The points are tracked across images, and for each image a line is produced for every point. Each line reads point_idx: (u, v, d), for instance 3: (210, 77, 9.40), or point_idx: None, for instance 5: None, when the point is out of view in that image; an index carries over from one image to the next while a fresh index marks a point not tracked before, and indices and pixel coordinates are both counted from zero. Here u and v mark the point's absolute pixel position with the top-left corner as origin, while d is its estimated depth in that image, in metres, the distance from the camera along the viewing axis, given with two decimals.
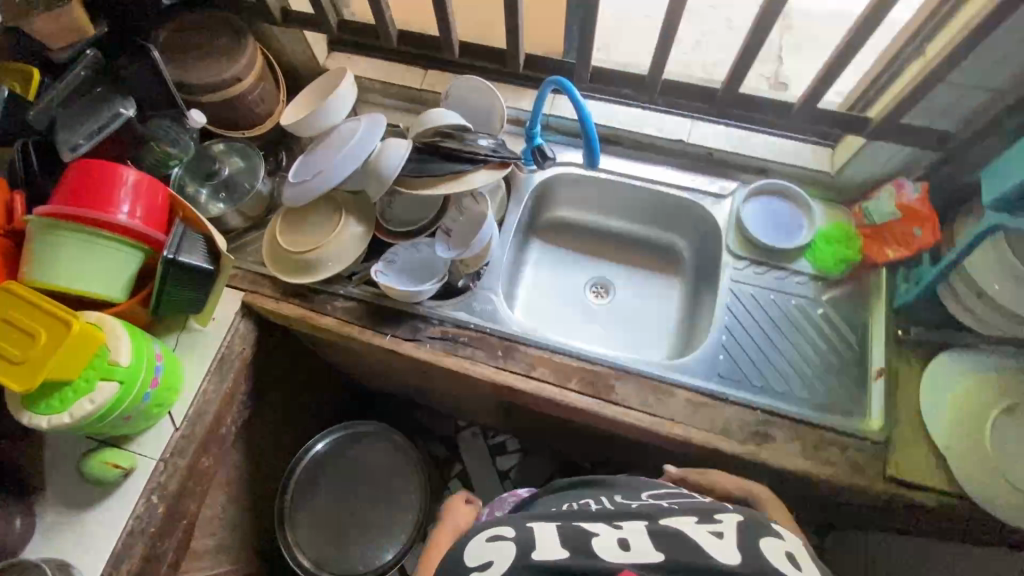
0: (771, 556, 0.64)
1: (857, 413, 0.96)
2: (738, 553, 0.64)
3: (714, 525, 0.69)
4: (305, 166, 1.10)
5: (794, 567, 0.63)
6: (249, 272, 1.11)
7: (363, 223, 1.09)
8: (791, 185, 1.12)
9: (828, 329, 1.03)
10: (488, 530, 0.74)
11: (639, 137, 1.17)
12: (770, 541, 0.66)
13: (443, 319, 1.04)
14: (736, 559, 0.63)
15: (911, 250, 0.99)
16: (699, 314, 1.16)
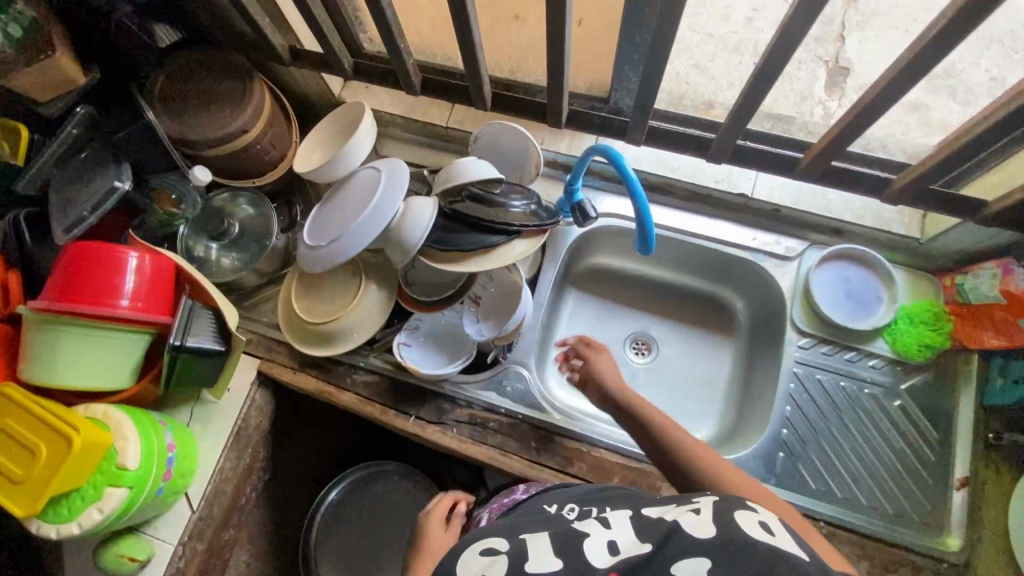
0: (750, 524, 0.51)
1: (934, 527, 0.86)
2: (714, 526, 0.51)
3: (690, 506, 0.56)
4: (321, 226, 1.00)
5: (769, 530, 0.50)
6: (264, 337, 1.03)
7: (385, 289, 0.99)
8: (871, 250, 0.98)
9: (904, 424, 0.92)
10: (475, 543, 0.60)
11: (695, 188, 1.04)
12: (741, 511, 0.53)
13: (471, 400, 0.95)
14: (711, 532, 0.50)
15: (1015, 343, 0.85)
16: (752, 388, 1.05)
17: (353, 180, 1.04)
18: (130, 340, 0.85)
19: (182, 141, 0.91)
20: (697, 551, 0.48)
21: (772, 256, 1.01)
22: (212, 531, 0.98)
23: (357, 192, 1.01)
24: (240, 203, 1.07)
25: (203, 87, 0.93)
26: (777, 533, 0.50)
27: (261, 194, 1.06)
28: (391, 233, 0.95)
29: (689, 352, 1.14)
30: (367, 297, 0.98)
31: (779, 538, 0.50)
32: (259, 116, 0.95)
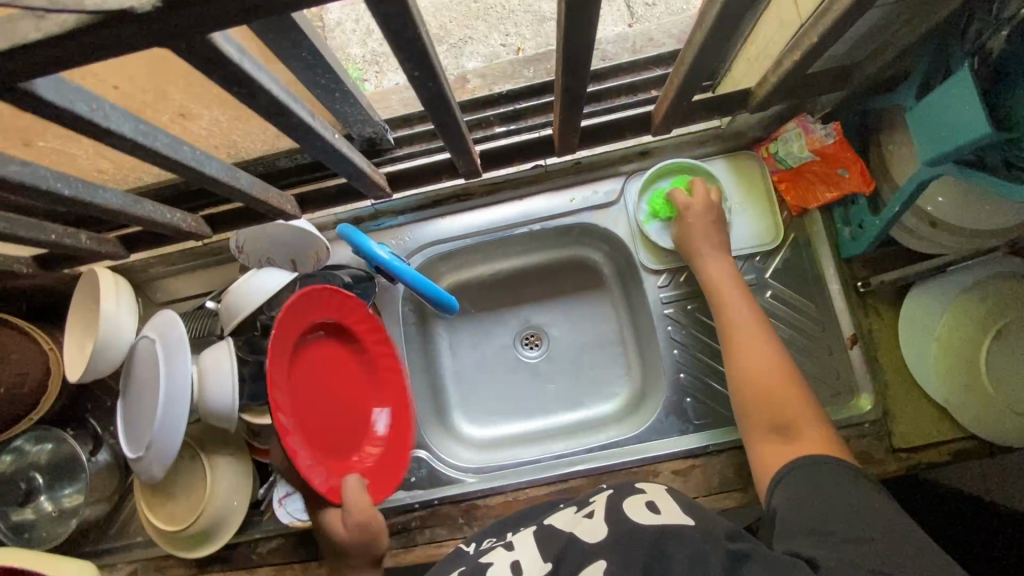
0: (637, 511, 0.61)
1: (845, 393, 0.86)
2: (605, 525, 0.60)
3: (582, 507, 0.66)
4: (132, 429, 0.87)
5: (655, 509, 0.61)
6: (148, 559, 0.92)
7: (235, 452, 0.88)
8: (685, 156, 0.91)
9: (784, 312, 0.89)
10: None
11: (490, 180, 0.93)
12: (633, 496, 0.65)
13: (382, 513, 0.88)
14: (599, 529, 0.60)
15: (842, 191, 0.82)
16: (644, 336, 1.00)
17: (135, 362, 0.88)
18: None
19: None
20: (593, 557, 0.57)
21: (597, 208, 0.93)
22: None
23: (144, 375, 0.86)
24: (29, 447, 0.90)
25: None
26: (658, 507, 0.61)
27: (48, 424, 0.90)
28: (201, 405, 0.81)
29: (577, 323, 1.07)
30: (220, 471, 0.87)
31: (665, 513, 0.60)
32: None
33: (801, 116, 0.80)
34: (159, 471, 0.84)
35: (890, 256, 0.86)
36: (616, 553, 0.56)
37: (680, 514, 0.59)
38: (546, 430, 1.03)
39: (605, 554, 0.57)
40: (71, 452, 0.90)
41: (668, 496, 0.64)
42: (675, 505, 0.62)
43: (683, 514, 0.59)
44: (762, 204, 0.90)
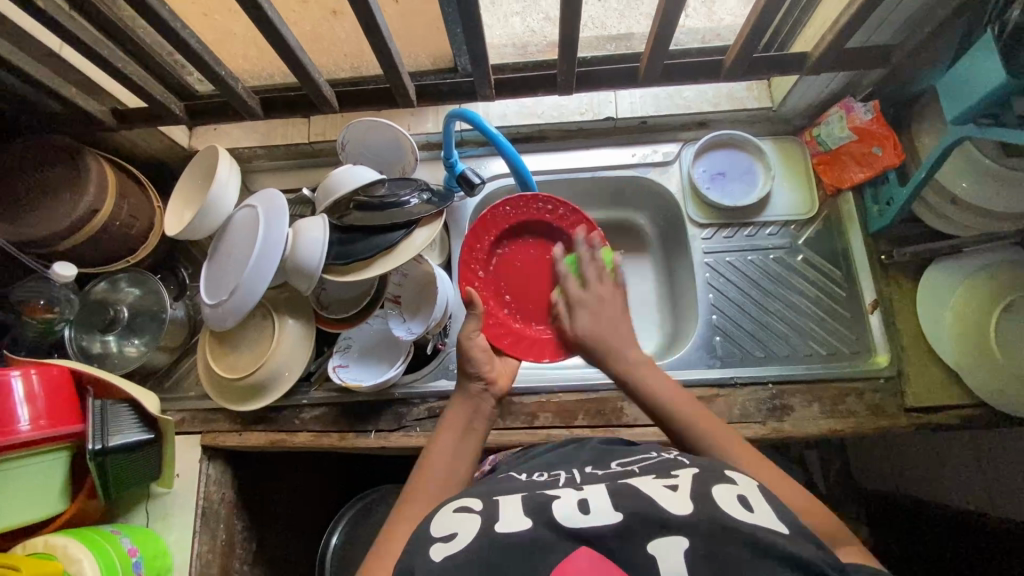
0: (727, 500, 0.51)
1: (862, 352, 0.94)
2: (691, 503, 0.50)
3: (666, 479, 0.55)
4: (214, 282, 0.95)
5: (749, 507, 0.50)
6: (197, 410, 0.99)
7: (302, 319, 0.96)
8: (737, 132, 1.05)
9: (811, 274, 0.99)
10: (456, 500, 0.58)
11: (563, 126, 1.06)
12: (722, 484, 0.54)
13: (424, 396, 0.95)
14: (688, 508, 0.50)
15: (875, 170, 0.93)
16: (679, 289, 1.09)
17: (231, 224, 0.98)
18: (45, 461, 0.79)
19: (34, 243, 0.85)
20: (674, 529, 0.48)
21: (654, 165, 1.05)
22: None
23: (239, 234, 0.96)
24: (122, 287, 1.00)
25: (36, 180, 0.87)
26: (754, 509, 0.50)
27: (142, 269, 1.00)
28: (289, 264, 0.90)
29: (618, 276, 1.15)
30: (285, 332, 0.95)
31: (759, 513, 0.50)
32: (107, 190, 0.89)
33: (846, 100, 0.94)
34: (232, 322, 0.92)
35: (914, 236, 0.96)
36: (702, 530, 0.47)
37: (775, 521, 0.49)
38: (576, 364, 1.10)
39: (687, 532, 0.48)
40: (155, 297, 0.99)
41: (762, 494, 0.53)
42: (771, 509, 0.51)
43: (778, 522, 0.49)
44: (800, 180, 1.02)
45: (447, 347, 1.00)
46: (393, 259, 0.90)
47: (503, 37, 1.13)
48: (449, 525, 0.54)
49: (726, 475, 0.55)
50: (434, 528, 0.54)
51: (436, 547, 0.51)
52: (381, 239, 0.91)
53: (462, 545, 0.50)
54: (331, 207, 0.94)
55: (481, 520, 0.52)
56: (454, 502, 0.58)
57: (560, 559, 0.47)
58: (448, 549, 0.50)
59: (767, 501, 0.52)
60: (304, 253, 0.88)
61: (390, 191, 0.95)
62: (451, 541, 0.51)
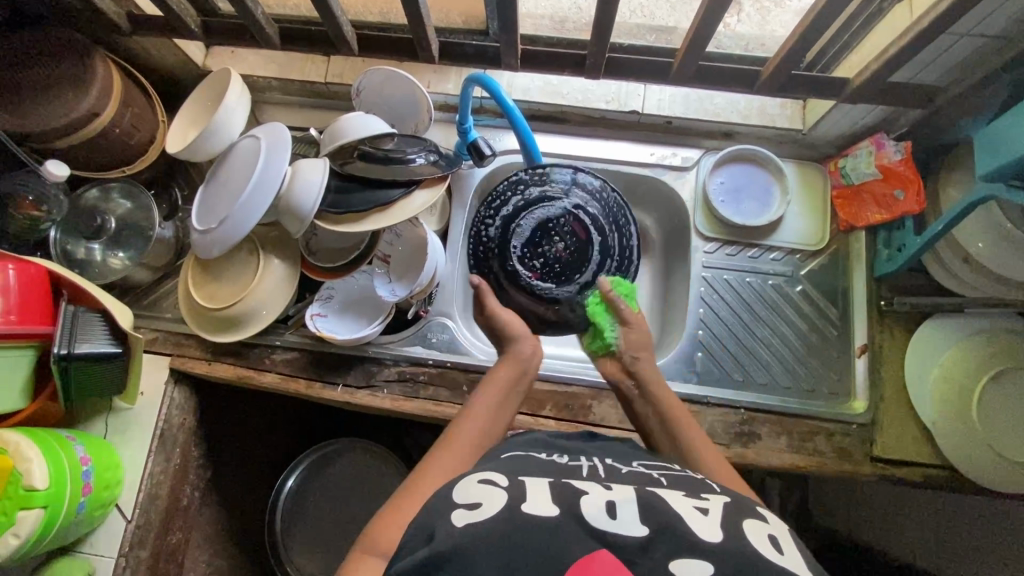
0: (759, 538, 0.49)
1: (841, 395, 0.93)
2: (721, 530, 0.49)
3: (697, 500, 0.54)
4: (206, 208, 0.93)
5: (779, 548, 0.48)
6: (170, 333, 0.98)
7: (288, 261, 0.95)
8: (762, 149, 1.01)
9: (806, 308, 0.97)
10: (481, 474, 0.58)
11: (586, 111, 1.02)
12: (752, 520, 0.52)
13: (397, 359, 0.95)
14: (716, 535, 0.48)
15: (893, 215, 0.91)
16: (671, 298, 1.07)
17: (232, 152, 0.95)
18: (11, 357, 0.79)
19: (29, 137, 0.83)
20: (697, 553, 0.46)
21: (672, 169, 1.02)
22: (154, 538, 0.96)
23: (236, 164, 0.94)
24: (114, 197, 0.98)
25: (40, 72, 0.84)
26: (786, 551, 0.48)
27: (136, 181, 0.98)
28: (283, 203, 0.88)
29: None
30: (269, 272, 0.93)
31: (789, 556, 0.48)
32: (110, 94, 0.86)
33: (878, 136, 0.91)
34: (218, 253, 0.90)
35: (918, 286, 0.94)
36: (729, 560, 0.45)
37: (804, 567, 0.47)
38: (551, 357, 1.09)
39: (711, 560, 0.45)
40: (145, 213, 0.98)
41: (792, 539, 0.52)
42: (801, 557, 0.49)
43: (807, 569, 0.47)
44: (816, 211, 0.99)
45: (428, 315, 0.99)
46: (388, 219, 0.88)
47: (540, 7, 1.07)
48: (472, 495, 0.54)
49: (757, 512, 0.54)
50: (457, 495, 0.54)
51: (459, 513, 0.51)
52: (381, 195, 0.88)
53: (485, 514, 0.50)
54: (336, 151, 0.91)
55: (506, 498, 0.52)
56: (476, 477, 0.57)
57: (581, 553, 0.46)
58: (470, 516, 0.50)
59: (796, 545, 0.51)
60: (300, 193, 0.86)
61: (399, 146, 0.92)
62: (473, 510, 0.51)
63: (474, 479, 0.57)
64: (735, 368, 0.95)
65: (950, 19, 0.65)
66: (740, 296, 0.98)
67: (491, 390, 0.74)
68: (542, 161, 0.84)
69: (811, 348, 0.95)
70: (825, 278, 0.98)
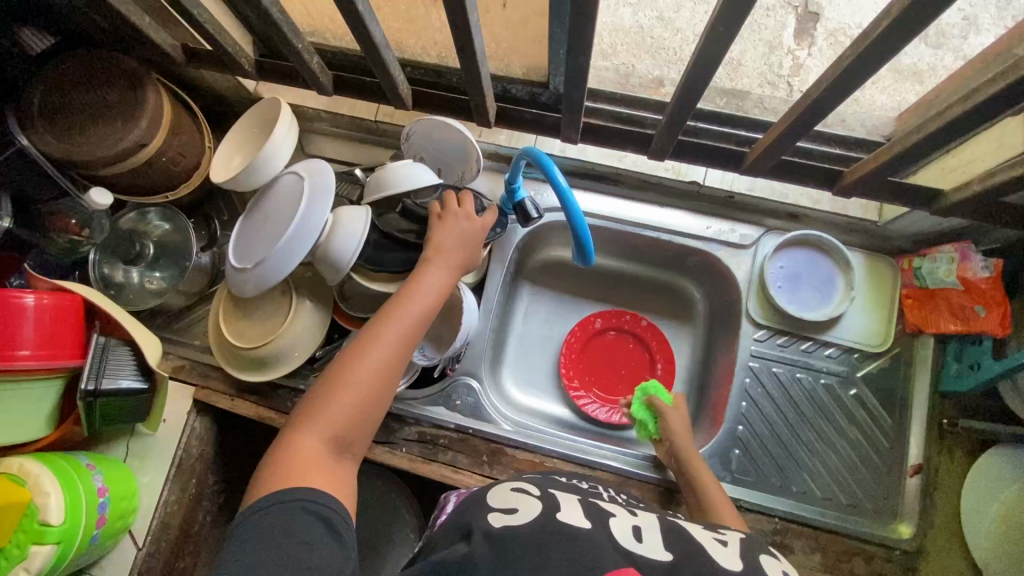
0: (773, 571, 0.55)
1: (886, 514, 0.86)
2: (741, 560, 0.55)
3: (715, 533, 0.61)
4: (245, 244, 0.91)
5: None
6: (197, 362, 0.98)
7: (320, 305, 0.93)
8: (829, 234, 0.94)
9: (858, 413, 0.90)
10: (510, 484, 0.66)
11: (643, 176, 0.97)
12: (766, 555, 0.58)
13: (419, 418, 0.92)
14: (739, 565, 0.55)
15: (969, 328, 0.83)
16: (710, 379, 1.01)
17: (276, 185, 0.92)
18: (39, 387, 0.79)
19: (73, 164, 0.82)
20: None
21: (727, 246, 0.96)
22: (164, 565, 0.96)
23: (276, 202, 0.91)
24: (152, 219, 0.97)
25: (92, 97, 0.83)
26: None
27: (176, 206, 0.97)
28: (320, 252, 0.86)
29: None
30: (300, 315, 0.91)
31: None
32: (159, 125, 0.85)
33: (964, 245, 0.83)
34: (252, 290, 0.88)
35: (985, 407, 0.86)
36: None
37: None
38: (575, 425, 1.04)
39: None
40: (183, 239, 0.97)
41: None
42: None
43: None
44: (882, 309, 0.92)
45: (455, 374, 0.95)
46: None
47: (605, 60, 1.02)
48: (506, 502, 0.61)
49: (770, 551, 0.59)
50: (491, 500, 0.61)
51: (495, 515, 0.58)
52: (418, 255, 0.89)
53: (521, 520, 0.56)
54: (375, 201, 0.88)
55: (540, 509, 0.59)
56: (508, 486, 0.65)
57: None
58: (505, 518, 0.57)
59: None
60: (340, 243, 0.84)
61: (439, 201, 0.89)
62: (507, 513, 0.58)
63: (507, 488, 0.65)
64: (774, 471, 0.89)
65: None
66: (787, 392, 0.92)
67: (387, 340, 0.68)
68: (591, 247, 0.77)
69: (859, 459, 0.88)
70: (883, 383, 0.90)
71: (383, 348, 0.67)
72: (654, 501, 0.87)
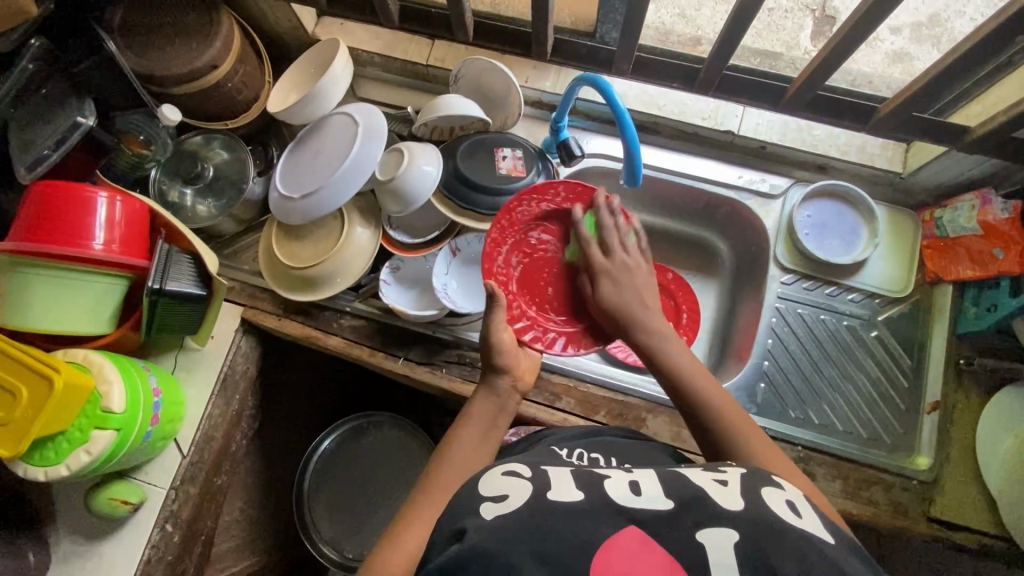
0: (777, 504, 0.49)
1: (903, 448, 0.90)
2: (743, 499, 0.49)
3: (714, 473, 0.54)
4: (295, 175, 0.96)
5: (797, 512, 0.49)
6: (247, 284, 1.02)
7: (371, 231, 0.98)
8: (854, 186, 0.99)
9: (879, 354, 0.94)
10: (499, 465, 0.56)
11: (680, 126, 1.02)
12: (770, 488, 0.52)
13: (459, 342, 0.96)
14: (739, 503, 0.48)
15: (988, 272, 0.88)
16: (735, 324, 1.05)
17: (326, 122, 0.98)
18: (108, 283, 0.83)
19: (149, 79, 0.87)
20: (725, 521, 0.46)
21: (758, 195, 1.00)
22: (203, 478, 0.99)
23: (335, 131, 0.96)
24: (214, 146, 1.02)
25: (171, 19, 0.89)
26: (803, 513, 0.48)
27: (235, 135, 1.02)
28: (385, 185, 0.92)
29: None
30: (351, 239, 0.96)
31: (807, 519, 0.48)
32: (230, 49, 0.90)
33: (984, 191, 0.88)
34: (305, 215, 0.92)
35: (1000, 349, 0.91)
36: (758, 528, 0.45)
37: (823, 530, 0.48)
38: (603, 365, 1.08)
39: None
40: (239, 166, 1.01)
41: (808, 503, 0.52)
42: (818, 518, 0.49)
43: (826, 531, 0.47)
44: (903, 259, 0.97)
45: None
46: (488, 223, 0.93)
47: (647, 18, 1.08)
48: (499, 487, 0.51)
49: (774, 481, 0.54)
50: (481, 487, 0.52)
51: (486, 506, 0.49)
52: (508, 203, 0.93)
53: (515, 505, 0.48)
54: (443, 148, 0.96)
55: (529, 487, 0.50)
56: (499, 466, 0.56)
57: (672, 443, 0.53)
58: (499, 509, 0.48)
59: (814, 508, 0.50)
60: (408, 177, 0.90)
61: (492, 145, 0.96)
62: (501, 501, 0.49)
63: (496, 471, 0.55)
64: (798, 405, 0.93)
65: None
66: (811, 332, 0.96)
67: (474, 417, 0.73)
68: (641, 164, 0.84)
69: (879, 397, 0.93)
70: (903, 326, 0.95)
71: (476, 422, 0.72)
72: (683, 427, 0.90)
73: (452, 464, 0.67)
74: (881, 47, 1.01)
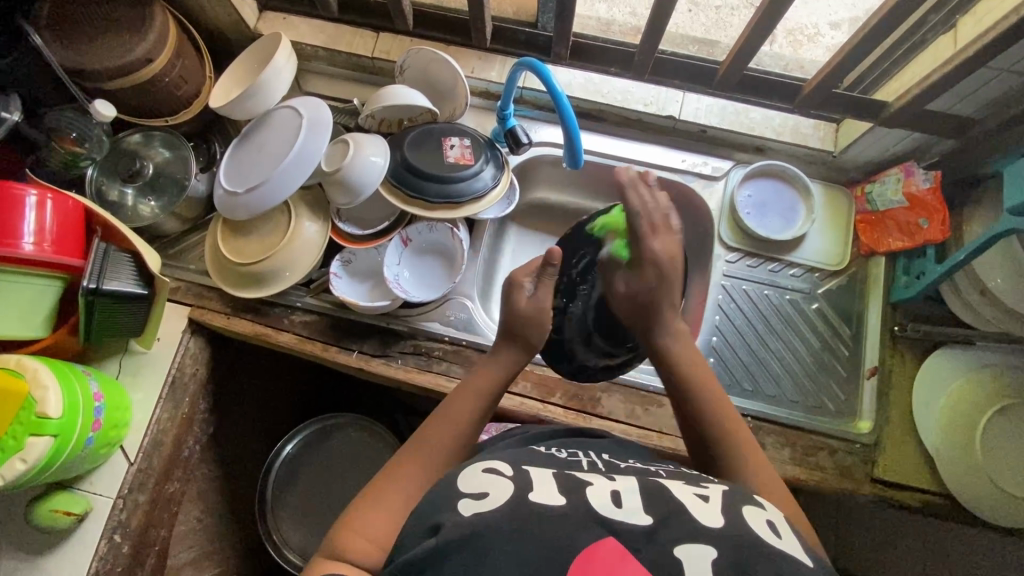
0: (758, 524, 0.48)
1: (846, 415, 0.93)
2: (723, 516, 0.48)
3: (696, 488, 0.53)
4: (238, 171, 0.94)
5: (776, 532, 0.48)
6: (193, 284, 0.99)
7: (319, 224, 0.97)
8: (790, 166, 1.03)
9: (820, 324, 0.98)
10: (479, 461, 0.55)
11: (624, 112, 1.04)
12: (751, 506, 0.51)
13: (414, 333, 0.96)
14: (718, 520, 0.47)
15: (915, 242, 0.93)
16: (686, 305, 1.08)
17: (269, 116, 0.97)
18: (40, 283, 0.80)
19: (81, 73, 0.85)
20: (703, 539, 0.45)
21: (701, 177, 1.04)
22: (153, 484, 0.95)
23: (278, 125, 0.95)
24: (155, 144, 1.00)
25: (101, 10, 0.86)
26: (783, 534, 0.48)
27: (176, 131, 1.00)
28: (335, 176, 0.90)
29: None
30: (299, 232, 0.95)
31: (786, 540, 0.47)
32: (165, 42, 0.88)
33: (908, 164, 0.93)
34: (248, 211, 0.91)
35: (930, 315, 0.96)
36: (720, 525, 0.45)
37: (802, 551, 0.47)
38: None
39: (716, 545, 0.45)
40: (181, 164, 0.99)
41: (789, 525, 0.51)
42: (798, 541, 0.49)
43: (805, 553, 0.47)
44: (839, 233, 1.01)
45: (450, 296, 0.99)
46: (439, 214, 0.92)
47: (591, 10, 1.10)
48: (478, 484, 0.50)
49: (755, 499, 0.53)
50: (460, 484, 0.51)
51: (465, 502, 0.48)
52: (455, 190, 0.92)
53: (493, 506, 0.47)
54: (393, 138, 0.96)
55: (511, 488, 0.49)
56: (477, 463, 0.54)
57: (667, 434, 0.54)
58: (479, 507, 0.47)
59: (794, 531, 0.50)
60: (357, 168, 0.89)
61: (438, 135, 0.96)
62: (481, 499, 0.48)
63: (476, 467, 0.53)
64: (747, 378, 0.96)
65: (1001, 46, 0.68)
66: (756, 306, 1.00)
67: (468, 389, 0.69)
68: (582, 149, 0.86)
69: (823, 367, 0.96)
70: (841, 297, 0.99)
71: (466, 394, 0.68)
72: (637, 405, 0.92)
73: (442, 435, 0.64)
74: (822, 42, 1.05)
